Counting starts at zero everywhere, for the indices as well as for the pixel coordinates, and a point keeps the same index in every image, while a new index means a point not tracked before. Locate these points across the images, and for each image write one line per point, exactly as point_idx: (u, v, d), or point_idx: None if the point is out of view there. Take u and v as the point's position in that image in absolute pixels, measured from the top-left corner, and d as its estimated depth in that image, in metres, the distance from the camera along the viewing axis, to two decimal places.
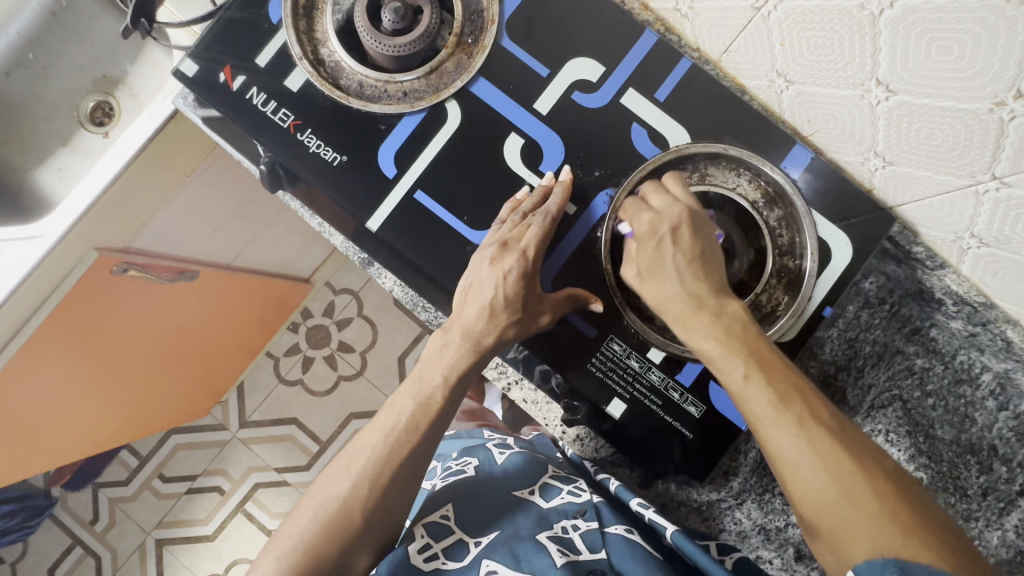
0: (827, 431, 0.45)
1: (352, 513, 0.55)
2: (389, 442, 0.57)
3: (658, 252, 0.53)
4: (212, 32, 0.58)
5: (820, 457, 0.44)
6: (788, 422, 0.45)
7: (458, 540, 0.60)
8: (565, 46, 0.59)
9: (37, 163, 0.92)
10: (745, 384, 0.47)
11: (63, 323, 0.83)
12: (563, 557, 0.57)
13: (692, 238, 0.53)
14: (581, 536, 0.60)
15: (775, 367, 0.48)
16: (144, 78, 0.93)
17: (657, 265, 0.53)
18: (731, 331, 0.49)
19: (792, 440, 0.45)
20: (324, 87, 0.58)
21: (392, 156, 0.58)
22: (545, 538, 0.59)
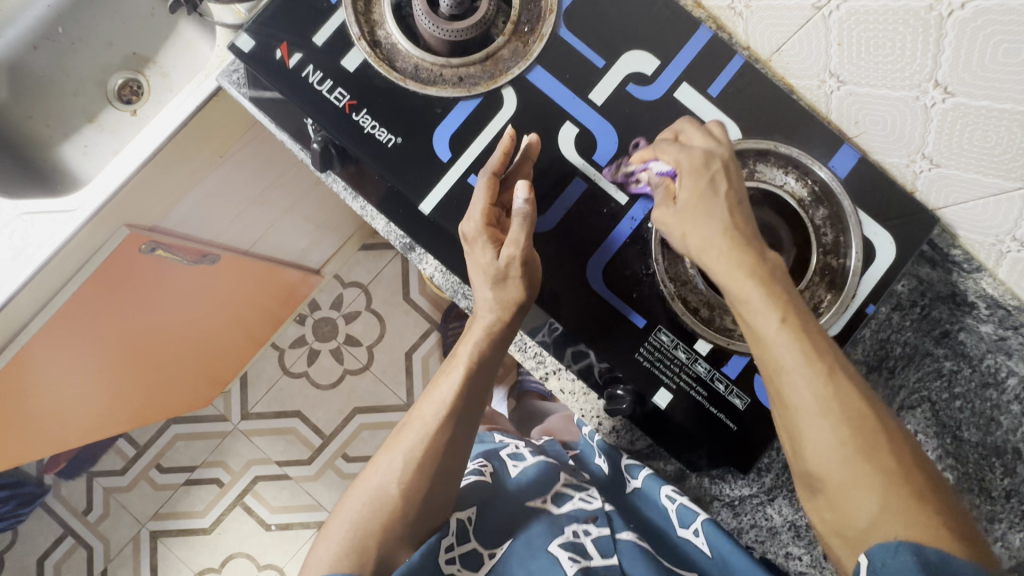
0: (846, 387, 0.46)
1: (394, 489, 0.56)
2: (435, 425, 0.57)
3: (710, 194, 0.51)
4: (271, 9, 0.58)
5: (837, 416, 0.45)
6: (815, 378, 0.45)
7: (474, 550, 0.62)
8: (622, 38, 0.59)
9: (62, 137, 0.90)
10: (778, 335, 0.46)
11: (86, 302, 0.81)
12: (574, 566, 0.60)
13: (740, 188, 0.51)
14: (592, 540, 0.63)
15: (805, 315, 0.48)
16: (176, 57, 0.92)
17: (703, 199, 0.51)
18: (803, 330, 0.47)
19: (811, 394, 0.45)
20: (381, 70, 0.58)
21: (446, 140, 0.58)
22: (557, 548, 0.62)
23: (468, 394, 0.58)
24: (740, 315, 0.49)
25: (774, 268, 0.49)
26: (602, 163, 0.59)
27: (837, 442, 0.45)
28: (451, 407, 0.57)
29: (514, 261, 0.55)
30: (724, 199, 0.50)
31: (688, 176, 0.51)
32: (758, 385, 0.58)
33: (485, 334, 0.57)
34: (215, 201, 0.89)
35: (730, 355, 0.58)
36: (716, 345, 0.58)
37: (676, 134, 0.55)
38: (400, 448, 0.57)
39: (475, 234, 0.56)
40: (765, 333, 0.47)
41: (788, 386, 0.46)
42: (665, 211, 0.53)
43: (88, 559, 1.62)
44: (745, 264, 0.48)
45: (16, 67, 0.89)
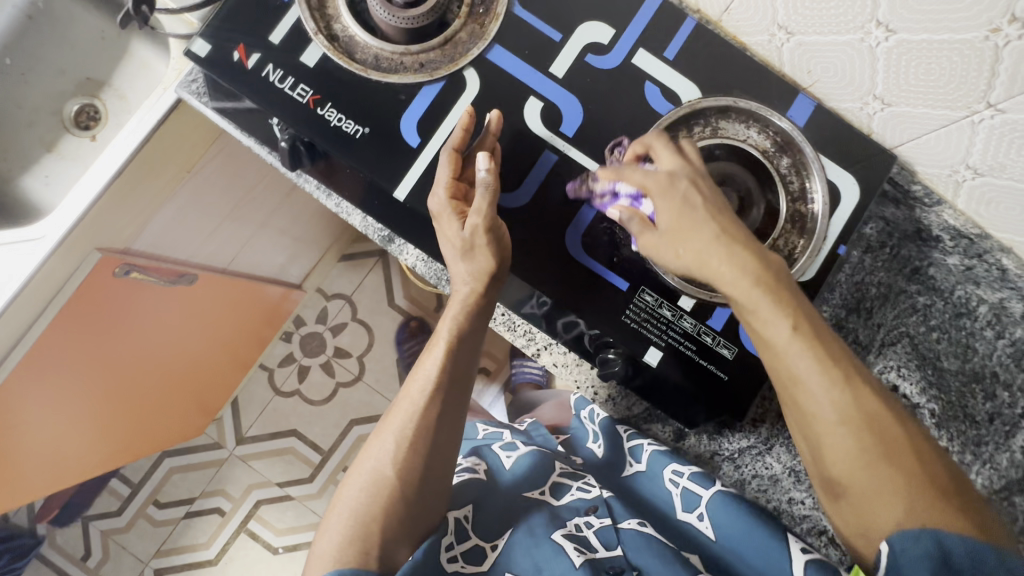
0: (862, 389, 0.47)
1: (389, 471, 0.56)
2: (423, 402, 0.57)
3: (688, 210, 0.50)
4: (223, 11, 0.58)
5: (855, 421, 0.46)
6: (833, 385, 0.46)
7: (476, 546, 0.63)
8: (576, 11, 0.60)
9: (21, 171, 0.88)
10: (791, 343, 0.46)
11: (62, 333, 0.78)
12: (581, 557, 0.59)
13: (714, 197, 0.51)
14: (595, 533, 0.63)
15: (817, 319, 0.47)
16: (131, 78, 0.91)
17: (682, 221, 0.50)
18: (773, 282, 0.48)
19: (833, 403, 0.46)
20: (342, 62, 0.58)
21: (414, 126, 0.59)
22: (561, 538, 0.62)
23: (453, 363, 0.58)
24: (748, 322, 0.49)
25: (776, 270, 0.48)
26: (570, 134, 0.60)
27: (863, 450, 0.46)
28: (436, 382, 0.57)
29: (479, 229, 0.55)
30: (704, 210, 0.50)
31: (660, 197, 0.51)
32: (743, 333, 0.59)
33: (465, 306, 0.57)
34: (187, 217, 0.89)
35: (713, 308, 0.59)
36: (700, 299, 0.59)
37: (648, 147, 0.55)
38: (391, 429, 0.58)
39: (441, 209, 0.57)
40: (776, 343, 0.47)
41: (804, 396, 0.47)
42: (648, 236, 0.52)
43: None
44: (738, 269, 0.47)
45: None
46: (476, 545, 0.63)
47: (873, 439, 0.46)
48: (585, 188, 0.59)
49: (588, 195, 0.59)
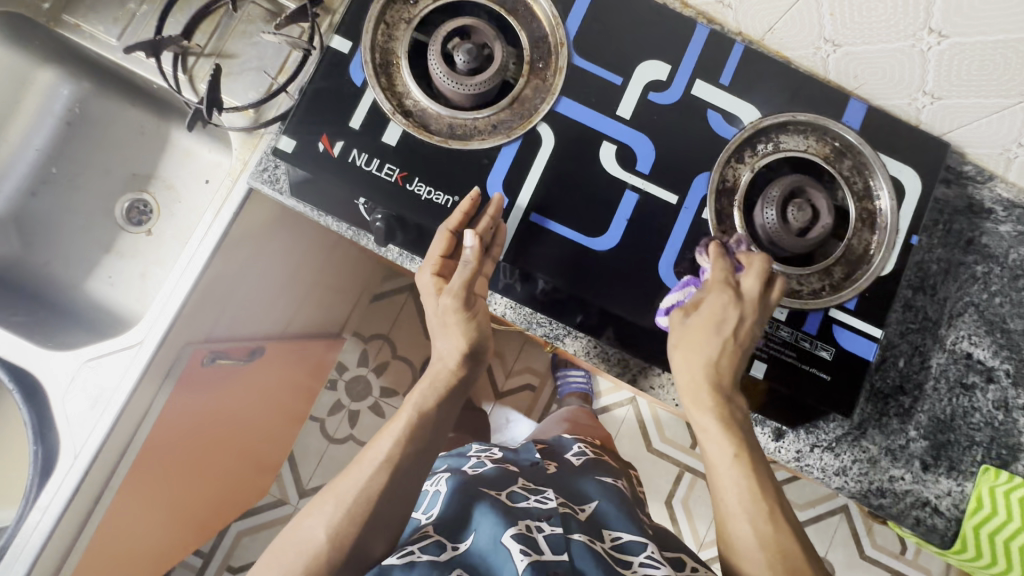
0: (784, 528, 0.53)
1: (321, 535, 0.55)
2: (370, 471, 0.57)
3: (713, 335, 0.56)
4: (304, 107, 0.60)
5: (772, 555, 0.51)
6: (754, 514, 0.53)
7: (435, 543, 0.64)
8: (631, 54, 0.64)
9: (84, 275, 0.89)
10: (729, 467, 0.54)
11: (166, 431, 0.80)
12: (525, 559, 0.59)
13: (746, 340, 0.56)
14: (545, 538, 0.64)
15: (758, 456, 0.55)
16: (175, 168, 0.92)
17: (698, 343, 0.56)
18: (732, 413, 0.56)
19: (748, 529, 0.52)
20: (422, 136, 0.61)
21: (500, 186, 0.61)
22: (511, 540, 0.62)
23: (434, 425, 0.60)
24: (700, 440, 0.57)
25: (736, 405, 0.56)
26: (646, 171, 0.63)
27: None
28: (389, 455, 0.58)
29: (450, 309, 0.59)
30: (724, 343, 0.56)
31: (710, 300, 0.57)
32: (837, 334, 0.63)
33: (430, 386, 0.61)
34: (253, 294, 0.91)
35: (806, 315, 0.63)
36: (793, 309, 0.63)
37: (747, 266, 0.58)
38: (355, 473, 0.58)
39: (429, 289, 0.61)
40: (717, 462, 0.55)
41: (728, 515, 0.54)
42: (680, 319, 0.58)
43: None
44: (711, 388, 0.56)
45: (20, 219, 0.88)
46: (434, 542, 0.64)
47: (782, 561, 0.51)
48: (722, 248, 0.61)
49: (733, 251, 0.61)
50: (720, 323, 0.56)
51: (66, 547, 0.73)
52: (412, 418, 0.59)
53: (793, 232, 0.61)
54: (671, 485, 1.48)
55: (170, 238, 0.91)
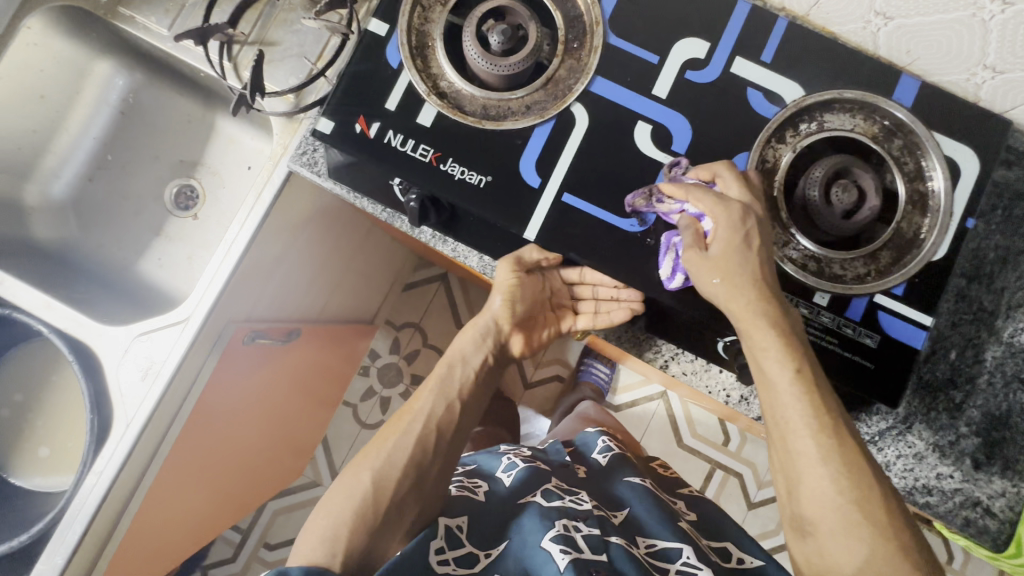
0: (846, 440, 0.54)
1: (365, 482, 0.65)
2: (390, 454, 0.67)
3: (742, 248, 0.55)
4: (342, 90, 0.62)
5: (834, 465, 0.54)
6: (815, 429, 0.54)
7: (470, 552, 0.64)
8: (668, 32, 0.62)
9: (135, 257, 0.94)
10: (790, 386, 0.54)
11: (210, 406, 0.83)
12: (566, 559, 0.60)
13: (763, 249, 0.56)
14: (583, 537, 0.64)
15: (815, 372, 0.55)
16: (220, 155, 0.96)
17: (730, 258, 0.55)
18: (785, 331, 0.55)
19: (809, 441, 0.54)
20: (456, 117, 0.62)
21: (533, 166, 0.61)
22: (551, 543, 0.63)
23: (470, 388, 0.74)
24: (757, 360, 0.55)
25: (786, 321, 0.55)
26: (682, 151, 0.61)
27: (833, 488, 0.53)
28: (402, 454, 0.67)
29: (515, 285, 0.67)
30: (756, 253, 0.56)
31: (721, 220, 0.55)
32: (883, 320, 0.61)
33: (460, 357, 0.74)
34: (293, 276, 0.94)
35: (850, 300, 0.61)
36: (835, 293, 0.61)
37: (713, 175, 0.58)
38: (396, 433, 0.70)
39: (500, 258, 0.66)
40: (777, 381, 0.54)
41: (790, 432, 0.55)
42: (696, 253, 0.56)
43: None
44: (768, 308, 0.54)
45: (78, 204, 0.94)
46: (469, 552, 0.64)
47: (849, 483, 0.53)
48: (649, 199, 0.59)
49: (654, 205, 0.59)
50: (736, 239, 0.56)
51: (117, 509, 0.78)
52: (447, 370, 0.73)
53: (838, 213, 0.58)
54: (702, 481, 1.45)
55: (215, 222, 0.95)
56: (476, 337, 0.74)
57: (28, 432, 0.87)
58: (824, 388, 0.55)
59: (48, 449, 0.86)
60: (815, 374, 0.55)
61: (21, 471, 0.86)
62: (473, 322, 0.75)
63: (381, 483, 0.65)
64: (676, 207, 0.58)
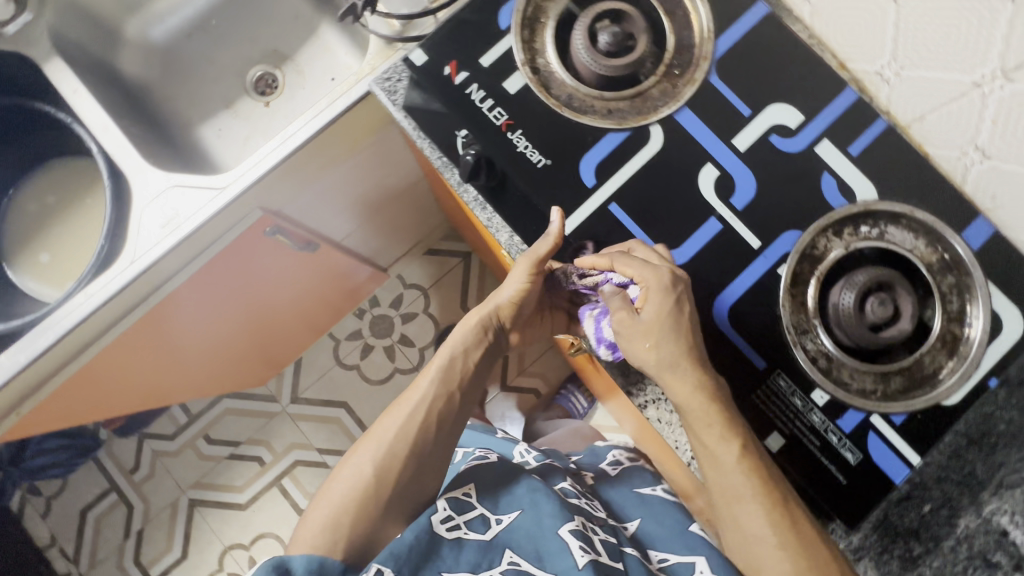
0: (795, 514, 0.55)
1: (369, 471, 0.66)
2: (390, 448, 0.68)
3: (674, 316, 0.56)
4: (447, 30, 0.63)
5: (789, 542, 0.55)
6: (765, 508, 0.55)
7: (481, 516, 0.70)
8: (770, 92, 0.62)
9: (199, 120, 0.97)
10: (734, 467, 0.55)
11: (211, 280, 0.85)
12: (585, 558, 0.65)
13: (694, 313, 0.58)
14: (600, 542, 0.69)
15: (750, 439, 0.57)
16: (312, 57, 0.99)
17: (652, 329, 0.56)
18: (731, 418, 0.56)
19: (760, 515, 0.55)
20: (540, 94, 0.62)
21: (592, 167, 0.61)
22: (568, 534, 0.67)
23: (471, 377, 0.73)
24: (700, 435, 0.56)
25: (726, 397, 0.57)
26: (738, 206, 0.61)
27: (790, 569, 0.55)
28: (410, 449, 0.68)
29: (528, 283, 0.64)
30: (688, 317, 0.57)
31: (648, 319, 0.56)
32: (870, 442, 0.59)
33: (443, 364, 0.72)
34: (332, 191, 0.96)
35: (846, 409, 0.60)
36: (834, 397, 0.59)
37: (629, 250, 0.58)
38: (397, 422, 0.69)
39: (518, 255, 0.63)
40: (722, 459, 0.55)
41: (739, 509, 0.56)
42: (628, 316, 0.58)
43: (128, 517, 1.69)
44: (697, 385, 0.55)
45: (169, 52, 0.97)
46: (479, 516, 0.70)
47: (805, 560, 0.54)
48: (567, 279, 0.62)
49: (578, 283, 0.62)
50: (694, 308, 0.57)
51: (88, 339, 0.79)
52: (450, 362, 0.71)
53: (866, 324, 0.58)
54: None
55: (284, 116, 0.98)
56: (479, 330, 0.71)
57: (38, 237, 0.93)
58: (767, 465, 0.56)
59: (47, 256, 0.93)
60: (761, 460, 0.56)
61: (31, 275, 0.92)
62: (477, 311, 0.72)
63: (384, 474, 0.67)
64: (602, 278, 0.60)
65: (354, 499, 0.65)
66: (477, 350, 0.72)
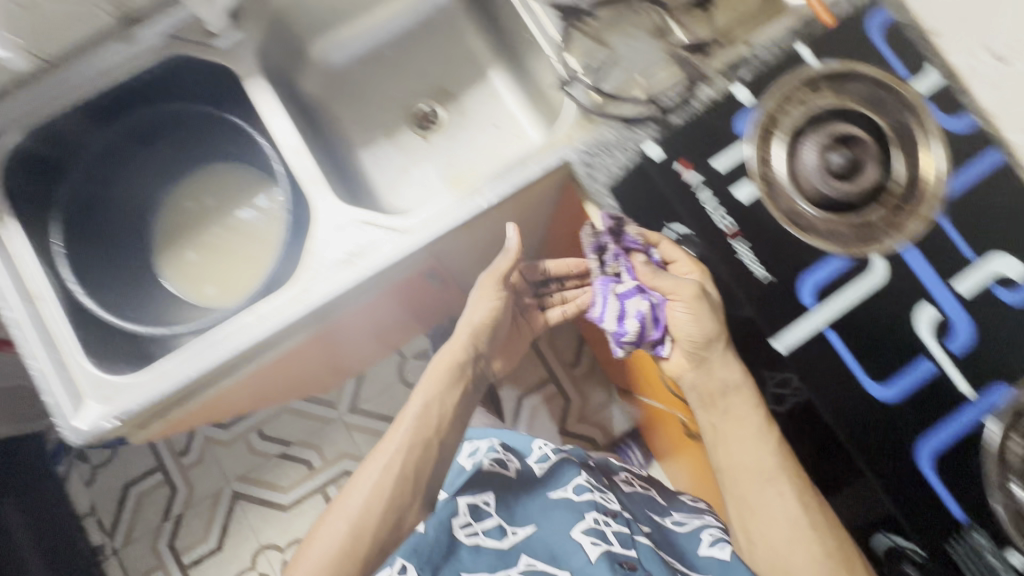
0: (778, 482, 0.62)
1: (343, 530, 0.77)
2: (367, 494, 0.78)
3: (703, 299, 0.61)
4: (685, 129, 0.64)
5: (812, 517, 0.61)
6: (796, 489, 0.61)
7: (497, 527, 0.88)
8: (997, 240, 0.62)
9: (360, 146, 0.98)
10: (750, 436, 0.62)
11: (356, 318, 0.83)
12: (596, 551, 0.80)
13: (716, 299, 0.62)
14: (613, 532, 0.83)
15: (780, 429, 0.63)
16: (478, 100, 0.99)
17: (697, 306, 0.61)
18: (759, 398, 0.62)
19: (784, 498, 0.62)
20: (769, 207, 0.63)
21: (812, 289, 0.62)
22: (580, 536, 0.84)
23: (447, 421, 0.83)
24: (725, 413, 0.63)
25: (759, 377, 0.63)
26: (954, 352, 0.61)
27: (822, 552, 0.60)
28: (385, 494, 0.78)
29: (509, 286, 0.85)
30: (711, 293, 0.62)
31: (686, 301, 0.61)
32: None
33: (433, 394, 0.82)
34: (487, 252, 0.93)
35: None
36: None
37: (661, 241, 0.64)
38: (373, 476, 0.79)
39: (483, 277, 0.83)
40: (752, 435, 0.62)
41: (773, 491, 0.62)
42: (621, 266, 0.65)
43: (170, 499, 1.69)
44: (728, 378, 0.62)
45: (342, 75, 0.98)
46: (496, 527, 0.88)
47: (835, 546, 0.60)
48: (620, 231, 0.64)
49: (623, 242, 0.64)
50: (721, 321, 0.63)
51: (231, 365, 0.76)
52: (424, 409, 0.81)
53: None
54: None
55: (443, 154, 0.98)
56: (449, 377, 0.82)
57: (190, 237, 0.94)
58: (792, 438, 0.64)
59: (194, 256, 0.94)
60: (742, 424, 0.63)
61: (181, 275, 0.93)
62: (435, 367, 0.82)
63: (363, 521, 0.76)
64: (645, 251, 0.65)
65: (340, 542, 0.76)
66: (441, 393, 0.82)
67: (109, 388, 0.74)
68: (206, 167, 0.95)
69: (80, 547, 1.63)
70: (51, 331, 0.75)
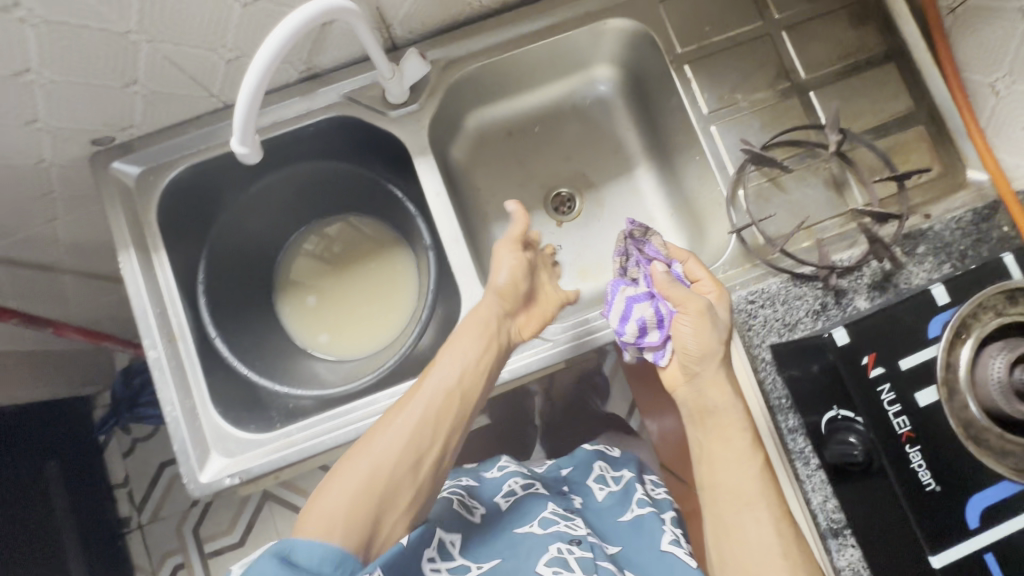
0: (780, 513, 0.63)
1: (372, 466, 0.61)
2: (416, 436, 0.65)
3: (710, 321, 0.67)
4: (877, 322, 0.63)
5: (791, 549, 0.61)
6: (773, 515, 0.63)
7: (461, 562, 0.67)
8: None
9: (493, 220, 0.97)
10: (751, 460, 0.65)
11: None
12: None
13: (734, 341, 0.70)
14: (577, 558, 0.66)
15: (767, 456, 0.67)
16: (617, 194, 0.98)
17: (704, 327, 0.67)
18: (711, 385, 0.68)
19: (761, 505, 0.63)
20: (948, 415, 0.61)
21: (978, 512, 0.61)
22: (544, 566, 0.65)
23: (468, 401, 0.70)
24: (707, 422, 0.69)
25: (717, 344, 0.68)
26: None
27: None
28: (414, 439, 0.64)
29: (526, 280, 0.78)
30: (717, 324, 0.68)
31: (692, 316, 0.67)
32: None
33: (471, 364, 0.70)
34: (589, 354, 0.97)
35: None
36: None
37: (687, 257, 0.74)
38: (397, 423, 0.65)
39: (499, 245, 0.79)
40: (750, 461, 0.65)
41: (747, 512, 0.64)
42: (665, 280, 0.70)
43: None
44: (738, 407, 0.67)
45: (488, 145, 0.98)
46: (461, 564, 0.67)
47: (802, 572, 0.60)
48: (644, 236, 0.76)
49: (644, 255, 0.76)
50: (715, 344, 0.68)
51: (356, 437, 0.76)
52: (461, 377, 0.69)
53: None
54: None
55: (573, 244, 0.97)
56: (482, 333, 0.72)
57: (314, 282, 0.95)
58: (731, 420, 0.67)
59: (314, 301, 0.94)
60: (722, 421, 0.67)
61: (299, 320, 0.93)
62: (472, 319, 0.73)
63: (382, 472, 0.61)
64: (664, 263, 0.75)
65: (362, 490, 0.60)
66: (481, 353, 0.72)
67: (234, 442, 0.74)
68: (342, 216, 0.95)
69: (109, 517, 1.62)
70: (185, 374, 0.75)
